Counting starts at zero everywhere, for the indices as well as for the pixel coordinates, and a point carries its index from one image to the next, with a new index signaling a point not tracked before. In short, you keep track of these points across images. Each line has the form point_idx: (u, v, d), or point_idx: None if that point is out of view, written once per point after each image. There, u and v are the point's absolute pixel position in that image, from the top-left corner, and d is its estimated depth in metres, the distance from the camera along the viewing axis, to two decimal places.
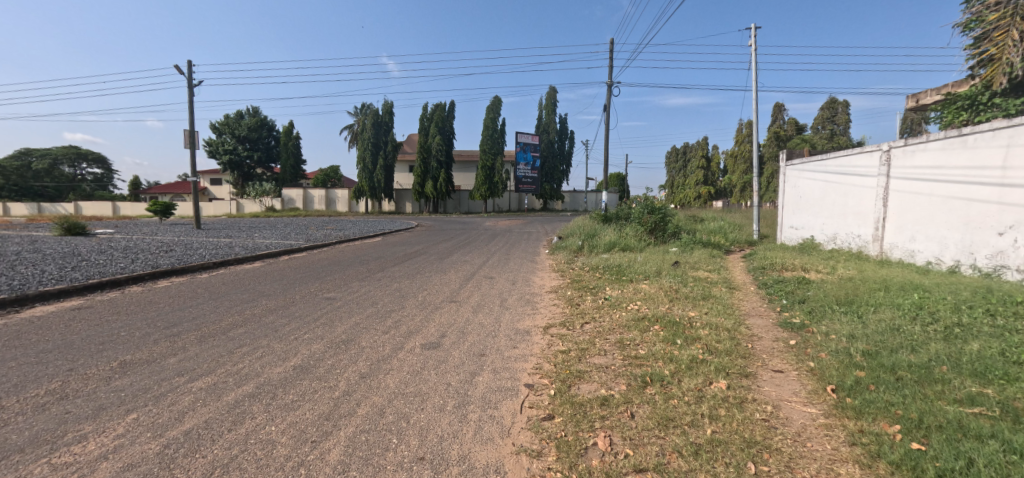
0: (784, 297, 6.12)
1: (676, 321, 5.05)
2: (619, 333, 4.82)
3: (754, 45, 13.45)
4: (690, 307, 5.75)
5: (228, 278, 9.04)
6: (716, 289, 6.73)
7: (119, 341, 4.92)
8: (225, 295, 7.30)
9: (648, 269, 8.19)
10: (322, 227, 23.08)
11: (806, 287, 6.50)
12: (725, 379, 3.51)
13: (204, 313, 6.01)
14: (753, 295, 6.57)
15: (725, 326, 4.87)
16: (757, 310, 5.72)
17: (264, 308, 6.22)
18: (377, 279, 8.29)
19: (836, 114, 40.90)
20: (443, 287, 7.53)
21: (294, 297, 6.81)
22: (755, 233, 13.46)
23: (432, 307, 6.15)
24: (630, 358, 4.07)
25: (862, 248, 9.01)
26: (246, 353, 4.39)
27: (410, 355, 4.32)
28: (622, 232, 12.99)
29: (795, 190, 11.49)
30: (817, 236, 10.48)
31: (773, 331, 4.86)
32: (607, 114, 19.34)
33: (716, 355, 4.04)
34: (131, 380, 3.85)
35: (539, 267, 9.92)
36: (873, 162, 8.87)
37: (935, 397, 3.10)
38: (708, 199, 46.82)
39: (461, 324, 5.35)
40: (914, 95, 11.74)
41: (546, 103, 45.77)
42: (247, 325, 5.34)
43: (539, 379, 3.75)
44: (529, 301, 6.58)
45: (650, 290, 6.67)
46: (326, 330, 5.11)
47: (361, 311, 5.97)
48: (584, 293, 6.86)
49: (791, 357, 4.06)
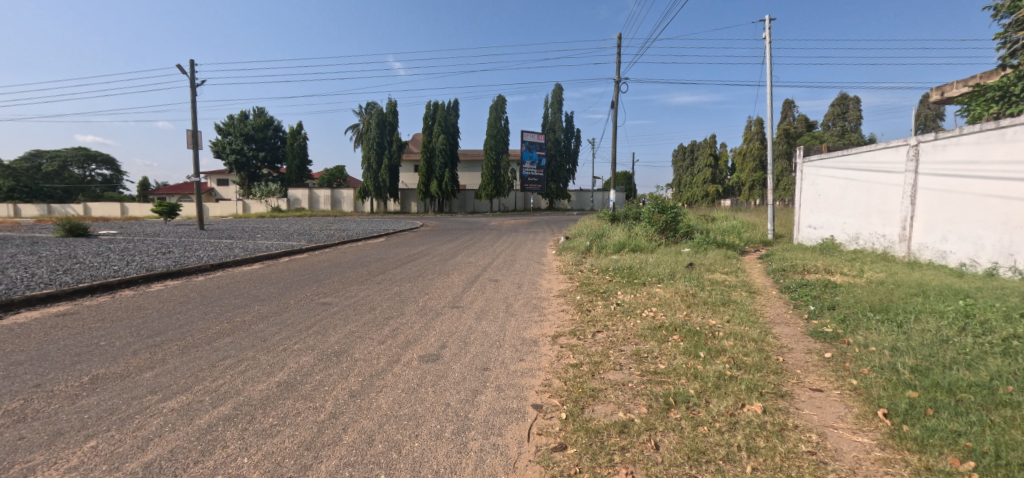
0: (811, 303, 5.67)
1: (696, 329, 4.64)
2: (635, 344, 4.41)
3: (768, 37, 13.01)
4: (710, 313, 5.32)
5: (224, 282, 8.72)
6: (735, 294, 6.30)
7: (97, 352, 4.58)
8: (217, 300, 6.96)
9: (661, 272, 7.76)
10: (325, 228, 22.76)
11: (834, 292, 6.05)
12: (759, 401, 3.11)
13: (192, 321, 5.67)
14: (776, 300, 6.13)
15: (751, 336, 4.45)
16: (783, 318, 5.30)
17: (256, 314, 5.87)
18: (377, 283, 7.93)
19: (847, 111, 40.19)
20: (445, 291, 7.15)
21: (289, 302, 6.47)
22: (770, 232, 12.99)
23: (433, 314, 5.76)
24: (649, 373, 3.67)
25: (888, 249, 8.54)
26: (228, 367, 4.03)
27: (407, 369, 3.94)
28: (632, 232, 12.56)
29: (814, 188, 11.01)
30: (838, 236, 10.00)
31: (803, 342, 4.44)
32: (614, 111, 18.90)
33: (745, 371, 3.63)
34: (99, 399, 3.49)
35: (546, 269, 9.52)
36: (900, 157, 8.39)
37: (1007, 424, 2.68)
38: (715, 197, 46.21)
39: (463, 333, 4.96)
40: (938, 87, 11.17)
41: (552, 101, 45.33)
42: (234, 335, 4.98)
43: (548, 398, 3.36)
44: (536, 307, 6.19)
45: (665, 295, 6.26)
46: (317, 340, 4.74)
47: (357, 318, 5.61)
48: (594, 298, 6.45)
49: (830, 373, 3.64)
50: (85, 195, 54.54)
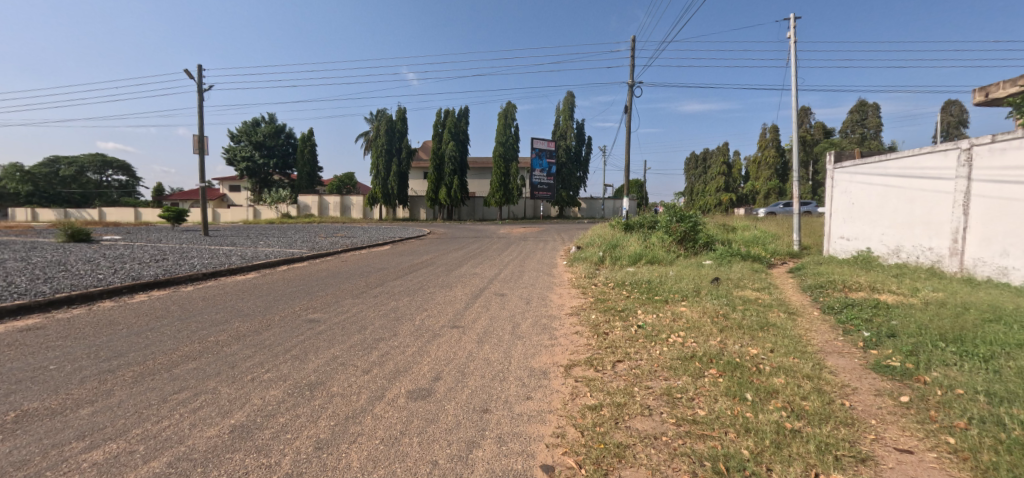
0: (864, 329, 4.93)
1: (736, 361, 3.91)
2: (664, 379, 3.70)
3: (794, 37, 12.26)
4: (749, 339, 4.59)
5: (212, 293, 8.14)
6: (772, 315, 5.55)
7: (40, 379, 3.98)
8: (197, 315, 6.35)
9: (685, 288, 7.01)
10: (331, 235, 22.24)
11: (889, 316, 5.29)
12: (838, 472, 2.41)
13: (161, 340, 5.06)
14: (821, 324, 5.37)
15: (804, 371, 3.74)
16: (835, 347, 4.56)
17: (233, 333, 5.24)
18: (373, 297, 7.28)
19: (866, 118, 39.11)
20: (447, 307, 6.51)
21: (273, 319, 5.85)
22: (796, 243, 12.17)
23: (430, 335, 5.10)
24: (687, 422, 2.97)
25: (937, 263, 7.74)
26: (181, 403, 3.40)
27: (392, 410, 3.27)
28: (648, 242, 11.83)
29: (847, 197, 10.18)
30: (875, 249, 9.19)
31: (866, 381, 3.73)
32: (628, 116, 18.19)
33: (809, 422, 2.92)
34: (12, 447, 2.87)
35: (557, 282, 8.81)
36: (949, 162, 7.62)
37: None
38: (729, 206, 45.13)
39: (461, 361, 4.27)
40: (982, 88, 10.28)
41: (562, 108, 44.75)
42: (201, 359, 4.36)
43: (562, 457, 2.68)
44: (546, 328, 5.47)
45: (692, 315, 5.51)
46: (293, 368, 4.09)
47: (344, 340, 4.95)
48: (612, 318, 5.71)
49: (917, 427, 2.93)
50: (102, 200, 54.99)
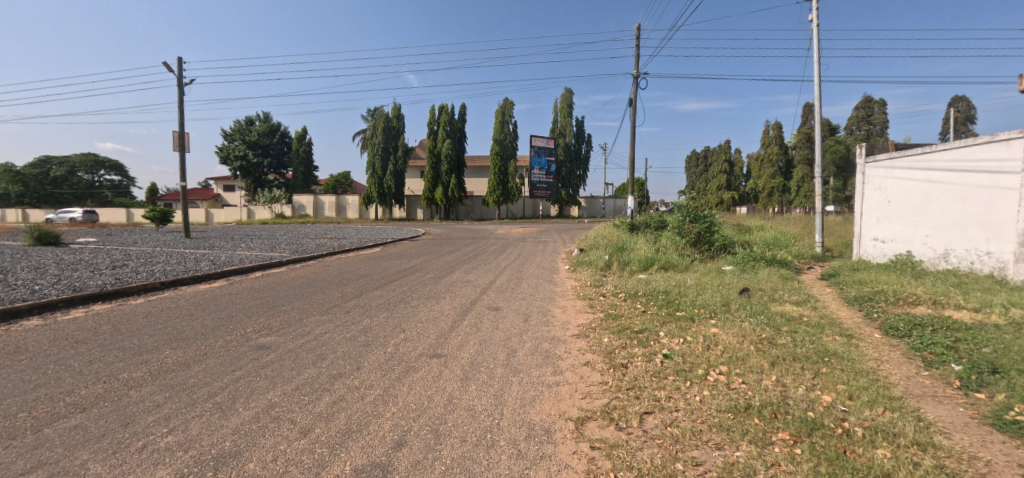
0: (954, 362, 3.87)
1: (812, 418, 2.86)
2: (717, 448, 2.65)
3: (817, 21, 11.18)
4: (812, 379, 3.52)
5: (163, 307, 7.06)
6: (828, 340, 4.46)
7: None
8: (127, 338, 5.26)
9: (711, 301, 5.93)
10: (322, 236, 20.95)
11: (978, 342, 4.21)
12: None
13: (58, 378, 3.97)
14: (891, 352, 4.31)
15: (910, 436, 2.70)
16: (924, 389, 3.51)
17: (154, 368, 4.15)
18: (344, 313, 6.20)
19: (873, 114, 38.02)
20: (429, 327, 5.43)
21: (212, 345, 4.76)
22: (819, 246, 11.10)
23: (402, 370, 4.03)
24: None
25: (999, 270, 6.72)
26: None
27: None
28: (658, 244, 10.76)
29: (881, 194, 9.10)
30: (918, 253, 8.14)
31: (996, 449, 2.68)
32: (632, 110, 17.07)
33: None
34: None
35: (559, 292, 7.73)
36: (1014, 153, 6.60)
37: None
38: (731, 204, 44.11)
39: (436, 413, 3.20)
40: None
41: (562, 106, 43.67)
42: (92, 410, 3.29)
43: None
44: (549, 357, 4.39)
45: (729, 341, 4.41)
46: (205, 428, 3.00)
47: (291, 377, 3.88)
48: (629, 343, 4.64)
49: None
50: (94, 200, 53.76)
